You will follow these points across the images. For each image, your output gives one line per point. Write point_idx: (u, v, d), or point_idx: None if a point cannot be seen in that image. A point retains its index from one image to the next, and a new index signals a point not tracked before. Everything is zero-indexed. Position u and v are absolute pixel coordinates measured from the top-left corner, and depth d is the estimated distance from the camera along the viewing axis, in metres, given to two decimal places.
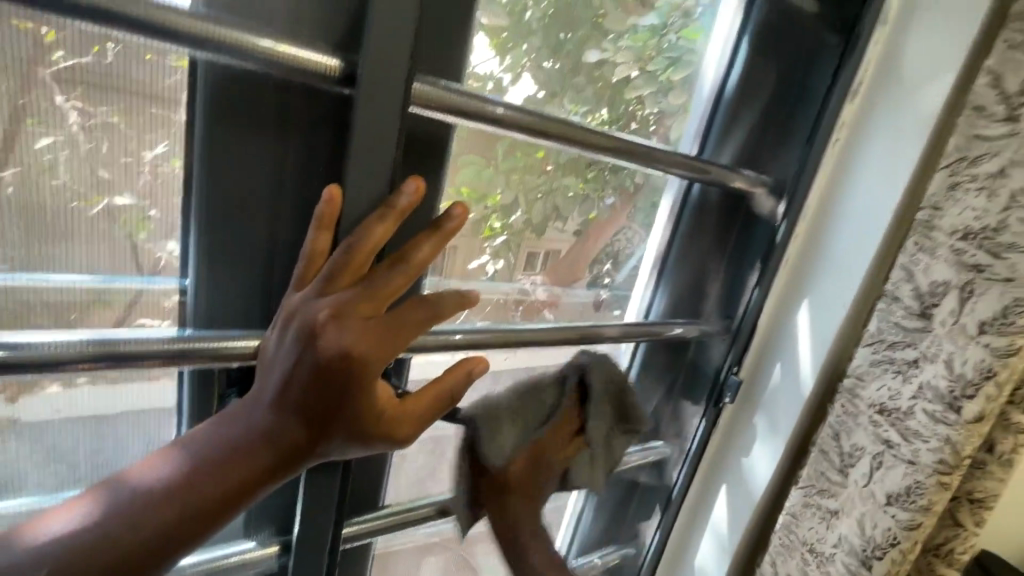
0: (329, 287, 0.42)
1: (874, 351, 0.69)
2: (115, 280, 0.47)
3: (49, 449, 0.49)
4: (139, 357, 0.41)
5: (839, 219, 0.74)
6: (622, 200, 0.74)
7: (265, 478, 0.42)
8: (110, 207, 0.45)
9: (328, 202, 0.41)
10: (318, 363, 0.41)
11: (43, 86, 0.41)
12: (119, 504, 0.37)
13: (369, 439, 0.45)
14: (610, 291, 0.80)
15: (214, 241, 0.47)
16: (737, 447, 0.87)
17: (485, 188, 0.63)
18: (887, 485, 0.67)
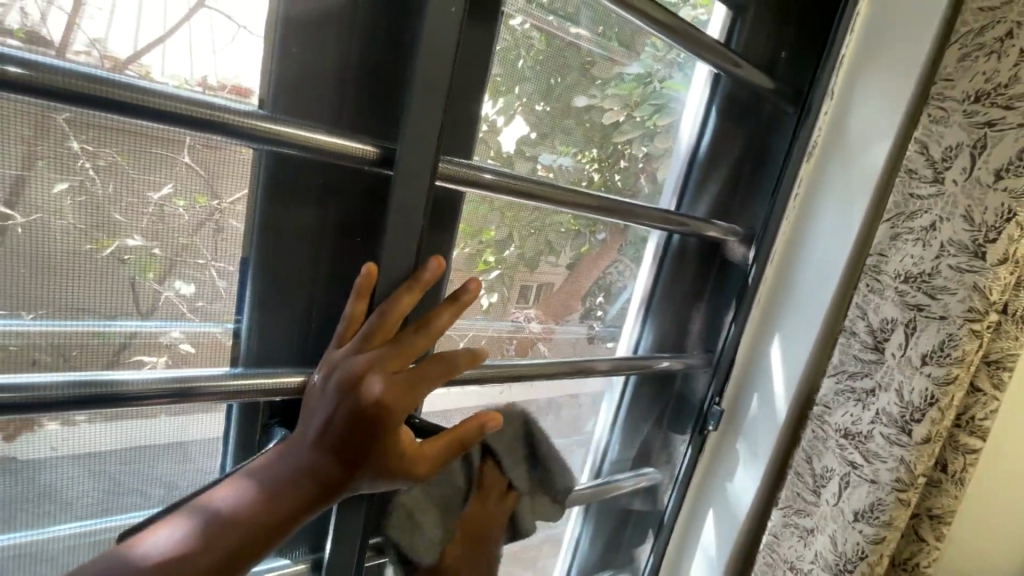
0: (364, 346, 0.51)
1: (837, 380, 0.77)
2: (116, 319, 0.50)
3: (101, 478, 0.55)
4: (204, 391, 0.49)
5: (802, 263, 0.84)
6: (612, 235, 0.82)
7: (309, 509, 0.48)
8: (121, 248, 0.48)
9: (365, 276, 0.49)
10: (353, 410, 0.48)
11: (56, 130, 0.44)
12: (192, 528, 0.43)
13: (394, 476, 0.52)
14: (602, 325, 0.87)
15: (267, 290, 0.56)
16: (722, 473, 0.94)
17: (480, 223, 0.67)
18: (854, 502, 0.74)
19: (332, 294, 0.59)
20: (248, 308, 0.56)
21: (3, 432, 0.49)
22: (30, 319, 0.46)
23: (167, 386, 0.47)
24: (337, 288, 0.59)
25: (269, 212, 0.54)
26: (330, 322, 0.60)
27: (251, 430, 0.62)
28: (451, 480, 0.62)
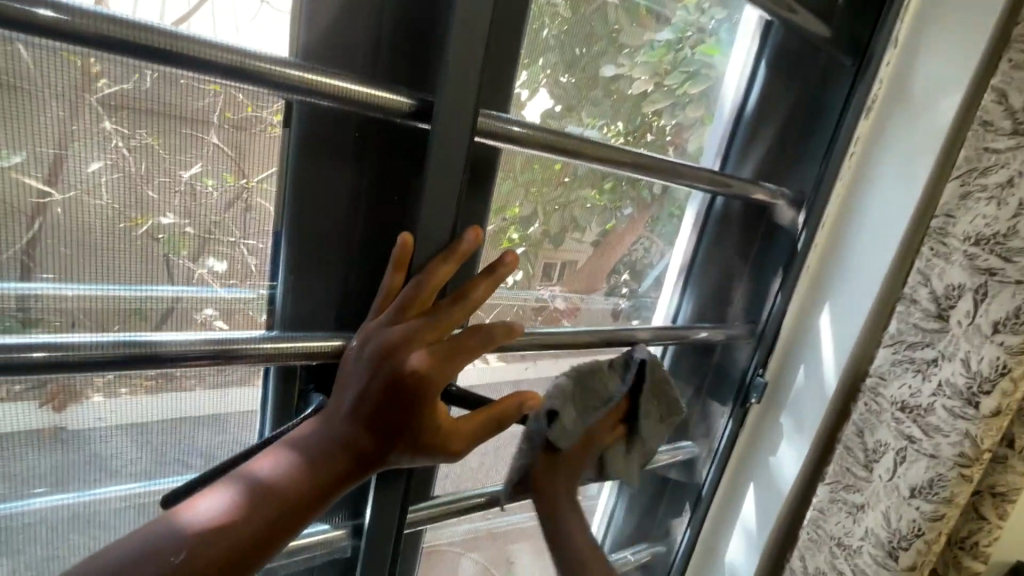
0: (400, 317, 0.49)
1: (894, 351, 0.73)
2: (152, 288, 0.50)
3: (149, 445, 0.57)
4: (242, 353, 0.48)
5: (857, 228, 0.79)
6: (638, 212, 0.79)
7: (344, 480, 0.48)
8: (155, 226, 0.49)
9: (402, 247, 0.48)
10: (388, 381, 0.47)
11: (90, 112, 0.44)
12: (232, 497, 0.43)
13: (429, 450, 0.51)
14: (631, 300, 0.85)
15: (301, 254, 0.55)
16: (763, 447, 0.91)
17: (507, 199, 0.66)
18: (911, 478, 0.71)
19: (366, 259, 0.58)
20: (283, 271, 0.55)
21: (49, 404, 0.50)
22: (70, 284, 0.47)
23: (210, 347, 0.46)
24: (371, 253, 0.58)
25: (302, 173, 0.52)
26: (367, 288, 0.59)
27: (289, 397, 0.60)
28: (596, 384, 0.66)
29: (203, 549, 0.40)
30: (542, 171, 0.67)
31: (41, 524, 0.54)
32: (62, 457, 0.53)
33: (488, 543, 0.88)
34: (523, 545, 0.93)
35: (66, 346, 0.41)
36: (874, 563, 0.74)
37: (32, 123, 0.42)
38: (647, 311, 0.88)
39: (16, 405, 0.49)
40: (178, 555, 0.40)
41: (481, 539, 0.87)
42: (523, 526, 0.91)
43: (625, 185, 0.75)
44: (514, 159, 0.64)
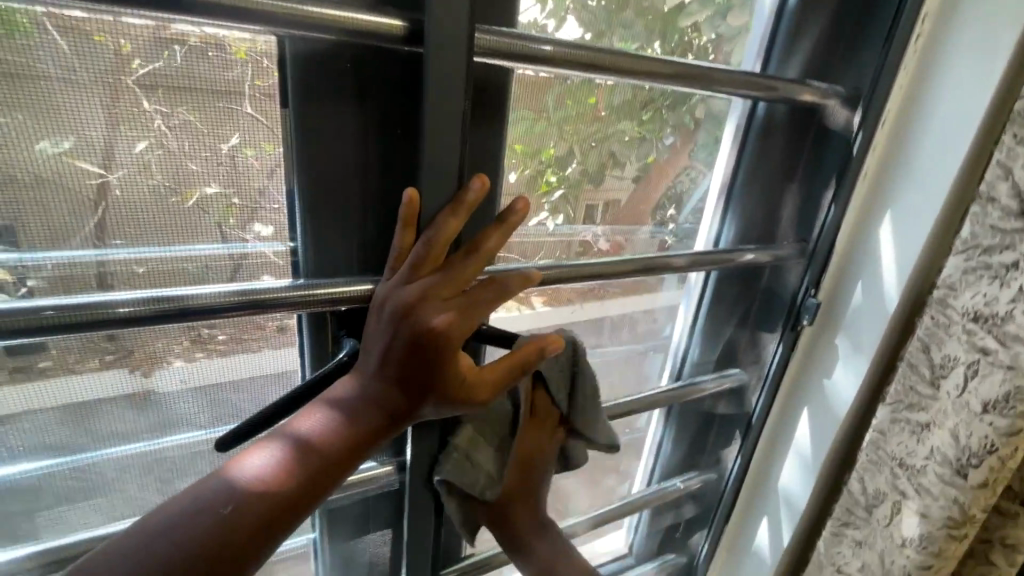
0: (415, 275, 0.49)
1: (967, 258, 0.66)
2: (203, 247, 0.53)
3: (213, 401, 0.60)
4: (276, 302, 0.49)
5: (924, 122, 0.70)
6: (681, 138, 0.75)
7: (380, 434, 0.49)
8: (203, 198, 0.51)
9: (408, 204, 0.46)
10: (410, 339, 0.47)
11: (130, 93, 0.45)
12: (275, 454, 0.45)
13: (455, 404, 0.51)
14: (675, 233, 0.83)
15: (315, 201, 0.54)
16: (817, 372, 0.86)
17: (539, 142, 0.64)
18: (983, 393, 0.65)
19: (382, 201, 0.57)
20: (301, 220, 0.55)
21: (139, 370, 0.55)
22: (122, 246, 0.49)
23: (238, 298, 0.47)
24: (386, 192, 0.57)
25: (303, 117, 0.50)
26: (385, 228, 0.58)
27: (324, 344, 0.62)
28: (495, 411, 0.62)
29: (251, 502, 0.43)
30: (576, 108, 0.65)
31: (136, 472, 0.60)
32: (151, 417, 0.58)
33: None
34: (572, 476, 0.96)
35: (125, 303, 0.43)
36: (940, 482, 0.70)
37: (81, 113, 0.44)
38: (688, 240, 0.85)
39: (112, 372, 0.54)
40: (227, 507, 0.42)
41: None
42: None
43: (665, 110, 0.71)
44: (543, 93, 0.62)
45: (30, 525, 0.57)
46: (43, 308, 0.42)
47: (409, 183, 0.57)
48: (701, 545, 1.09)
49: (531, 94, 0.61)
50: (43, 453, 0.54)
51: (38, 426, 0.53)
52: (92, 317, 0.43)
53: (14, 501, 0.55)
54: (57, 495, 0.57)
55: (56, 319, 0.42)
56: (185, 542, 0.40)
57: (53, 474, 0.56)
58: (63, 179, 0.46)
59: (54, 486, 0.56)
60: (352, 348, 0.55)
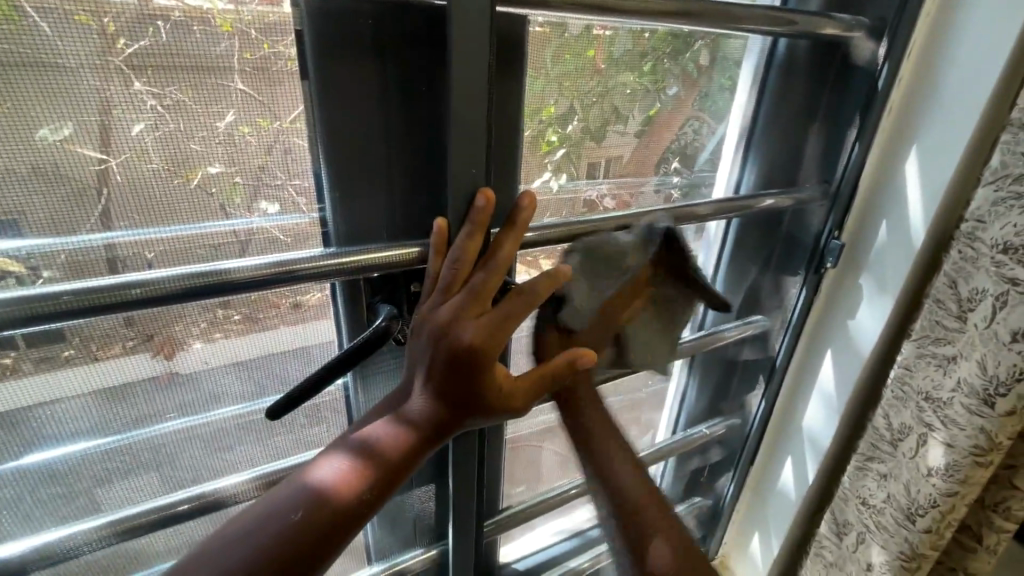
0: (446, 297, 0.51)
1: (996, 189, 0.65)
2: (208, 224, 0.51)
3: (251, 376, 0.61)
4: (306, 273, 0.50)
5: (952, 48, 0.68)
6: (686, 88, 0.72)
7: (430, 441, 0.52)
8: (208, 175, 0.49)
9: (437, 232, 0.50)
10: (449, 354, 0.50)
11: (119, 74, 0.43)
12: (339, 464, 0.49)
13: (497, 413, 0.54)
14: (682, 185, 0.79)
15: (343, 169, 0.54)
16: (841, 313, 0.87)
17: (540, 102, 0.62)
18: (1012, 322, 0.65)
19: (406, 165, 0.57)
20: (330, 186, 0.54)
21: (162, 353, 0.56)
22: (124, 231, 0.48)
23: (271, 268, 0.48)
24: (413, 156, 0.57)
25: (327, 84, 0.50)
26: (413, 190, 0.58)
27: (358, 313, 0.63)
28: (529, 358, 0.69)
29: (320, 507, 0.46)
30: (574, 63, 0.62)
31: (185, 448, 0.62)
32: (181, 395, 0.59)
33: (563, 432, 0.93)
34: None
35: (143, 281, 0.44)
36: (967, 413, 0.71)
37: (75, 99, 0.43)
38: (700, 189, 0.81)
39: (132, 357, 0.55)
40: (296, 513, 0.46)
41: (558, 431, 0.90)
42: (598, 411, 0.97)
43: (668, 60, 0.68)
44: (540, 48, 0.58)
45: (88, 506, 0.59)
46: (60, 293, 0.42)
47: (435, 143, 0.57)
48: (728, 487, 1.12)
49: (527, 50, 0.58)
50: (87, 436, 0.56)
51: (71, 415, 0.54)
52: (112, 301, 0.44)
53: (70, 484, 0.57)
54: (110, 473, 0.59)
55: (74, 302, 0.43)
56: (265, 547, 0.44)
57: (93, 456, 0.57)
58: (61, 169, 0.44)
59: (105, 463, 0.58)
60: (389, 314, 0.56)
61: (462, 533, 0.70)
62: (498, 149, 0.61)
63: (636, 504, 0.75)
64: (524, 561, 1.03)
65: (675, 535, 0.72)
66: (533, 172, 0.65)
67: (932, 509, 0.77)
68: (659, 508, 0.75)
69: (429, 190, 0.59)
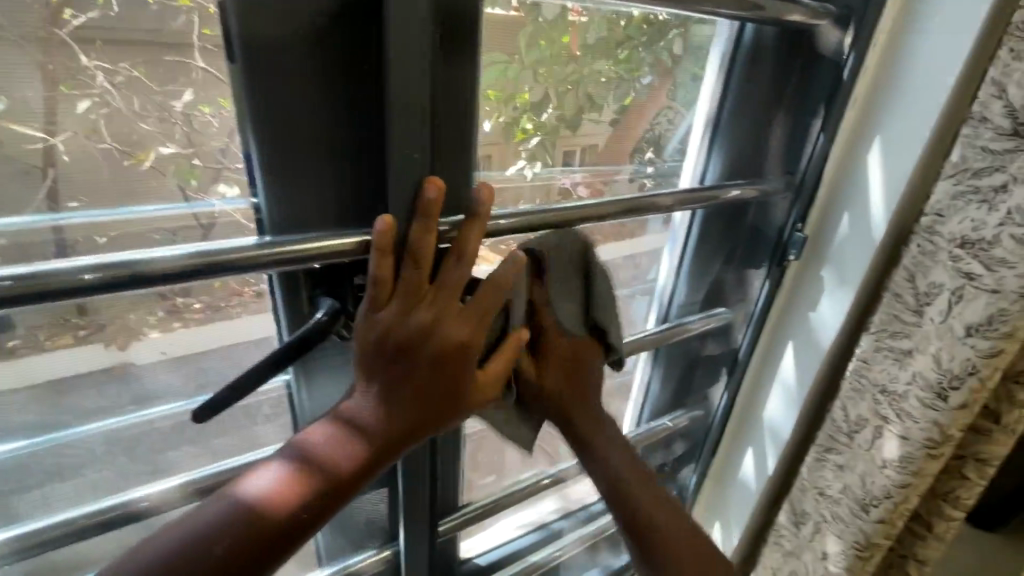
0: (406, 305, 0.47)
1: (956, 182, 0.65)
2: (164, 208, 0.53)
3: (191, 371, 0.60)
4: (231, 266, 0.45)
5: (916, 38, 0.67)
6: (660, 79, 0.74)
7: (387, 452, 0.48)
8: (158, 157, 0.51)
9: (384, 231, 0.45)
10: (432, 358, 0.48)
11: (65, 48, 0.45)
12: (273, 481, 0.45)
13: (463, 416, 0.52)
14: (655, 176, 0.81)
15: (279, 152, 0.50)
16: (802, 305, 0.87)
17: (512, 87, 0.63)
18: (967, 317, 0.66)
19: (350, 149, 0.52)
20: (259, 169, 0.50)
21: (112, 344, 0.55)
22: (75, 210, 0.49)
23: (193, 262, 0.43)
24: (357, 140, 0.52)
25: (256, 59, 0.45)
26: (353, 177, 0.53)
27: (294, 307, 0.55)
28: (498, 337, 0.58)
29: (247, 533, 0.43)
30: (550, 49, 0.64)
31: (118, 443, 0.59)
32: (122, 389, 0.57)
33: None
34: None
35: (37, 275, 0.38)
36: (921, 406, 0.72)
37: (23, 74, 0.44)
38: (671, 179, 0.83)
39: (82, 347, 0.53)
40: (220, 543, 0.42)
41: None
42: None
43: (642, 49, 0.70)
44: (516, 36, 0.60)
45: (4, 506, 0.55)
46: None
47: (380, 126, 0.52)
48: (691, 479, 1.12)
49: (505, 38, 0.59)
50: (23, 433, 0.54)
51: (11, 407, 0.52)
52: (47, 288, 0.39)
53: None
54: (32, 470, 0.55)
55: (12, 288, 0.38)
56: None
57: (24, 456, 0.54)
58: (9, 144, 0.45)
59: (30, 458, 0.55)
60: (330, 309, 0.52)
61: (415, 533, 0.68)
62: (454, 135, 0.55)
63: (633, 504, 0.66)
64: (485, 556, 1.01)
65: (677, 522, 0.66)
66: (507, 161, 0.67)
67: (885, 500, 0.79)
68: (669, 514, 0.67)
69: (372, 176, 0.54)
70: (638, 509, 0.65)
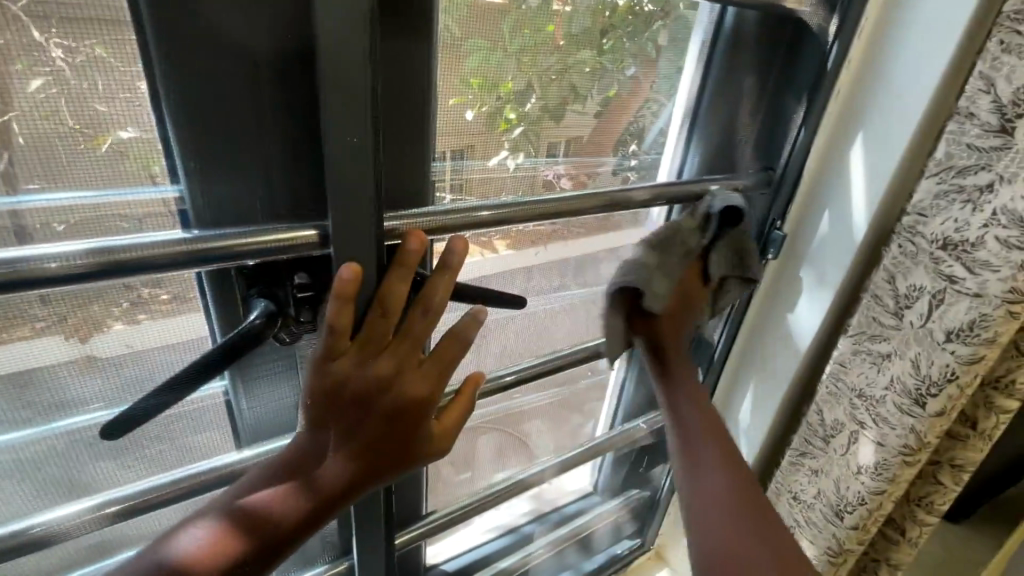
0: (365, 352, 0.46)
1: (940, 181, 0.63)
2: (131, 191, 0.45)
3: (128, 375, 0.51)
4: (144, 264, 0.40)
5: (905, 28, 0.64)
6: (645, 70, 0.67)
7: (332, 503, 0.47)
8: (119, 141, 0.43)
9: (349, 280, 0.42)
10: (388, 411, 0.47)
11: (16, 22, 0.37)
12: (210, 532, 0.42)
13: (416, 465, 0.51)
14: (638, 171, 0.75)
15: (201, 136, 0.44)
16: (781, 306, 0.84)
17: (495, 74, 0.58)
18: (948, 322, 0.64)
19: (284, 132, 0.46)
20: (178, 153, 0.44)
21: (74, 336, 0.47)
22: (33, 193, 0.42)
23: (95, 261, 0.38)
24: (292, 122, 0.46)
25: (166, 28, 0.39)
26: (292, 163, 0.48)
27: (233, 305, 0.52)
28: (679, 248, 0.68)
29: None
30: (533, 37, 0.58)
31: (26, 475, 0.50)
32: (53, 392, 0.48)
33: (496, 427, 0.88)
34: (537, 425, 0.95)
35: None
36: (898, 411, 0.70)
37: None
38: (652, 173, 0.77)
39: (39, 342, 0.46)
40: None
41: (493, 422, 0.87)
42: (539, 404, 0.92)
43: (626, 39, 0.63)
44: (497, 21, 0.55)
45: None
46: None
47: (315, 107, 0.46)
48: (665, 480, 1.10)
49: (485, 21, 0.55)
50: None
51: None
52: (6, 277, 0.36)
53: None
54: None
55: None
56: None
57: None
58: None
59: None
60: (264, 311, 0.46)
61: (369, 550, 0.63)
62: (406, 116, 0.51)
63: (698, 431, 0.66)
64: (453, 562, 0.97)
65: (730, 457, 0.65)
66: (491, 150, 0.62)
67: (859, 507, 0.77)
68: (725, 446, 0.65)
69: (313, 162, 0.48)
70: (697, 434, 0.66)
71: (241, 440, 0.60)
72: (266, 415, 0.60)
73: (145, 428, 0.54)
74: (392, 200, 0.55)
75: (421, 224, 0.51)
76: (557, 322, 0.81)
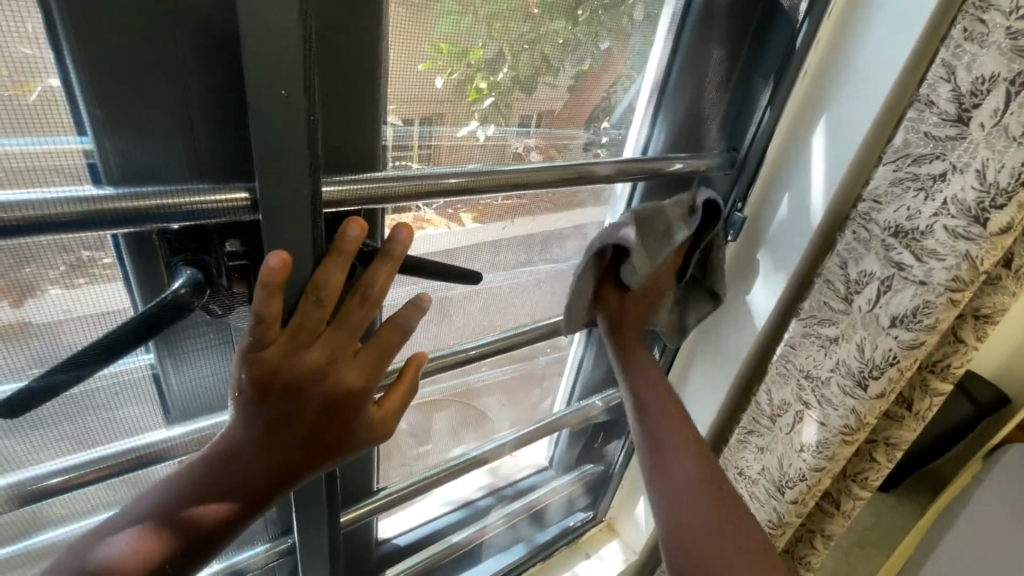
0: (297, 340, 0.43)
1: (896, 168, 0.64)
2: (49, 140, 0.39)
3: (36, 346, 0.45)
4: (48, 224, 0.35)
5: (874, 11, 0.63)
6: (617, 44, 0.64)
7: (265, 499, 0.45)
8: (36, 89, 0.38)
9: (278, 269, 0.38)
10: (322, 401, 0.44)
11: None
12: (139, 531, 0.41)
13: (359, 448, 0.50)
14: (607, 148, 0.72)
15: (104, 79, 0.38)
16: (739, 288, 0.84)
17: (465, 40, 0.54)
18: (894, 307, 0.65)
19: (207, 82, 0.42)
20: (82, 100, 0.39)
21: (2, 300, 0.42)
22: None
23: None
24: (216, 69, 0.41)
25: None
26: (216, 119, 0.43)
27: (157, 276, 0.48)
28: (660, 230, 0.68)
29: None
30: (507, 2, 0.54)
31: None
32: None
33: (451, 404, 0.86)
34: (496, 403, 0.94)
35: None
36: (842, 393, 0.72)
37: None
38: (619, 149, 0.74)
39: None
40: None
41: (448, 399, 0.85)
42: (496, 381, 0.90)
43: (601, 12, 0.61)
44: None
45: None
46: None
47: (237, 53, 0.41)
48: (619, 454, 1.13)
49: None
50: None
51: None
52: None
53: None
54: None
55: None
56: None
57: None
58: None
59: None
60: (190, 280, 0.42)
61: (312, 529, 0.61)
62: (351, 72, 0.47)
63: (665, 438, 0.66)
64: (403, 536, 0.96)
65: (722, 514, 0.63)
66: (458, 121, 0.58)
67: (800, 482, 0.80)
68: (693, 444, 0.67)
69: (242, 118, 0.44)
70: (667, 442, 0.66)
71: (171, 416, 0.56)
72: (199, 392, 0.56)
73: (64, 405, 0.49)
74: (338, 162, 0.51)
75: (370, 187, 0.47)
76: (519, 300, 0.79)
